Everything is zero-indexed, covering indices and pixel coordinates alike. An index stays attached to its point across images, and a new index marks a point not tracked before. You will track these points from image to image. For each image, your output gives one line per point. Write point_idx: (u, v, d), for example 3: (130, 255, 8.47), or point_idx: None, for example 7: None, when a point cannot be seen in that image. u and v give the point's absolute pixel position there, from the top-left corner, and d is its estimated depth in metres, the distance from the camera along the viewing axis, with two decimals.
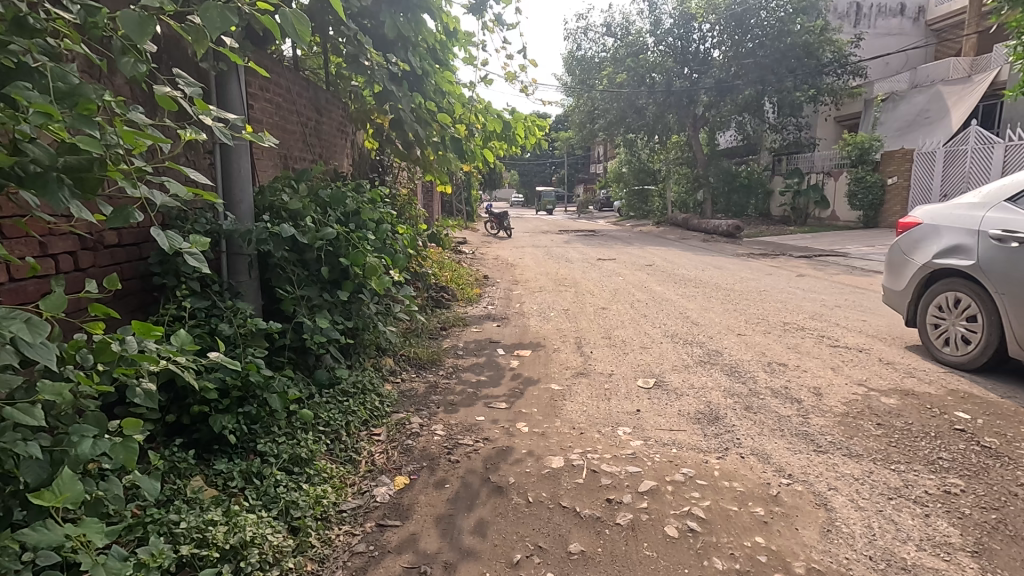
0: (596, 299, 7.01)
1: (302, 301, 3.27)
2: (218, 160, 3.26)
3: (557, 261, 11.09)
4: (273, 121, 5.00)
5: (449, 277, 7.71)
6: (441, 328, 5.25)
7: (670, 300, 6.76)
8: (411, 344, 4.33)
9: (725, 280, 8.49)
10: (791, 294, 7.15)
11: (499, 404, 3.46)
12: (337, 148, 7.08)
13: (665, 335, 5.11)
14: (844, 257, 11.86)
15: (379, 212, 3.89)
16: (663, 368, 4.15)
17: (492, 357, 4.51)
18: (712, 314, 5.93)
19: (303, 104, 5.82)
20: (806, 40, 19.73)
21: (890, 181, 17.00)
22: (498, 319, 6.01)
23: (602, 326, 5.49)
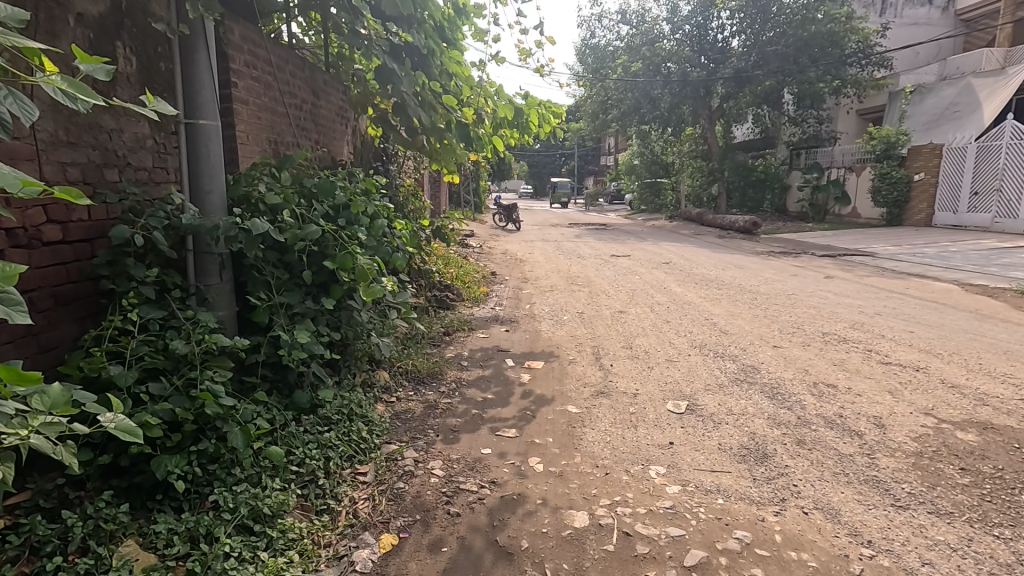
0: (612, 300, 6.51)
1: (280, 310, 2.80)
2: (184, 144, 2.78)
3: (568, 257, 10.57)
4: (262, 102, 4.52)
5: (454, 274, 7.22)
6: (444, 333, 4.78)
7: (693, 304, 6.25)
8: (409, 354, 3.86)
9: (749, 281, 7.95)
10: (823, 299, 6.61)
11: (509, 431, 2.98)
12: (337, 135, 6.59)
13: (692, 345, 4.60)
14: (871, 257, 11.27)
15: (374, 205, 3.41)
16: (695, 388, 3.65)
17: (500, 369, 4.03)
18: (741, 321, 5.41)
19: (298, 85, 5.33)
20: (830, 29, 18.93)
21: (916, 177, 16.30)
22: (505, 322, 5.54)
23: (620, 334, 5.00)
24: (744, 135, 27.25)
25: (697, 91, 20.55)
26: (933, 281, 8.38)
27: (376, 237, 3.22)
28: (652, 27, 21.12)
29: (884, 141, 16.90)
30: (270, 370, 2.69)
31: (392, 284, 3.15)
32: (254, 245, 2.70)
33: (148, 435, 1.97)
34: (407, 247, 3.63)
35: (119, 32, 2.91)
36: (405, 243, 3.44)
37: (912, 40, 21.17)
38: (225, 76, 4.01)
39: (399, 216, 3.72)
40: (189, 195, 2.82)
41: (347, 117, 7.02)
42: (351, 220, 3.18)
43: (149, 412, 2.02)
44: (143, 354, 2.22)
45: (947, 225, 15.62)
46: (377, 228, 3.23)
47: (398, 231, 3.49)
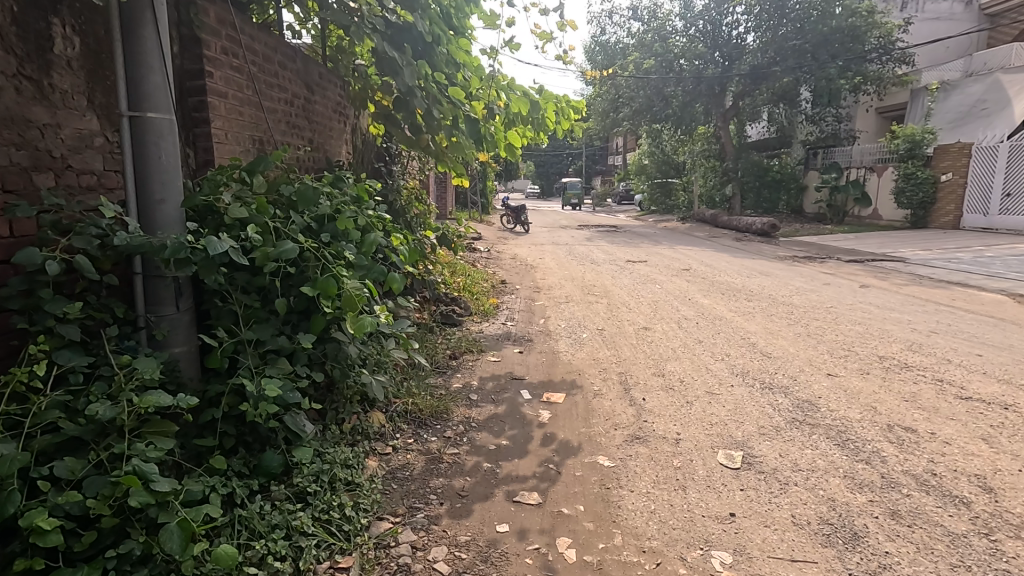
0: (635, 314, 5.94)
1: (247, 348, 2.26)
2: (127, 143, 2.23)
3: (582, 262, 9.99)
4: (246, 96, 3.99)
5: (462, 284, 6.67)
6: (449, 357, 4.23)
7: (724, 319, 5.67)
8: (409, 389, 3.31)
9: (780, 291, 7.35)
10: (866, 313, 6.01)
11: (531, 494, 2.44)
12: (336, 134, 6.05)
13: (734, 374, 4.03)
14: (903, 263, 10.62)
15: (369, 215, 2.85)
16: (748, 432, 3.09)
17: (516, 405, 3.48)
18: (783, 342, 4.82)
19: (289, 77, 4.78)
20: (851, 23, 18.18)
21: (943, 177, 15.59)
22: (519, 341, 4.98)
23: (649, 357, 4.43)
24: (758, 134, 26.57)
25: (711, 88, 19.88)
26: (978, 290, 7.74)
27: (369, 254, 2.66)
28: (665, 23, 20.47)
29: (909, 140, 16.20)
30: (233, 424, 2.15)
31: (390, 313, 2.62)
32: (214, 269, 2.15)
33: (41, 544, 1.44)
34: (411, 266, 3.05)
35: (56, 5, 2.37)
36: (408, 261, 2.88)
37: (935, 36, 20.35)
38: (198, 64, 3.47)
39: (403, 226, 3.13)
40: (136, 208, 2.27)
41: (347, 114, 6.48)
42: (339, 233, 2.64)
43: (49, 509, 1.50)
44: (54, 422, 1.68)
45: (976, 228, 14.92)
46: (371, 244, 2.68)
47: (400, 242, 2.92)
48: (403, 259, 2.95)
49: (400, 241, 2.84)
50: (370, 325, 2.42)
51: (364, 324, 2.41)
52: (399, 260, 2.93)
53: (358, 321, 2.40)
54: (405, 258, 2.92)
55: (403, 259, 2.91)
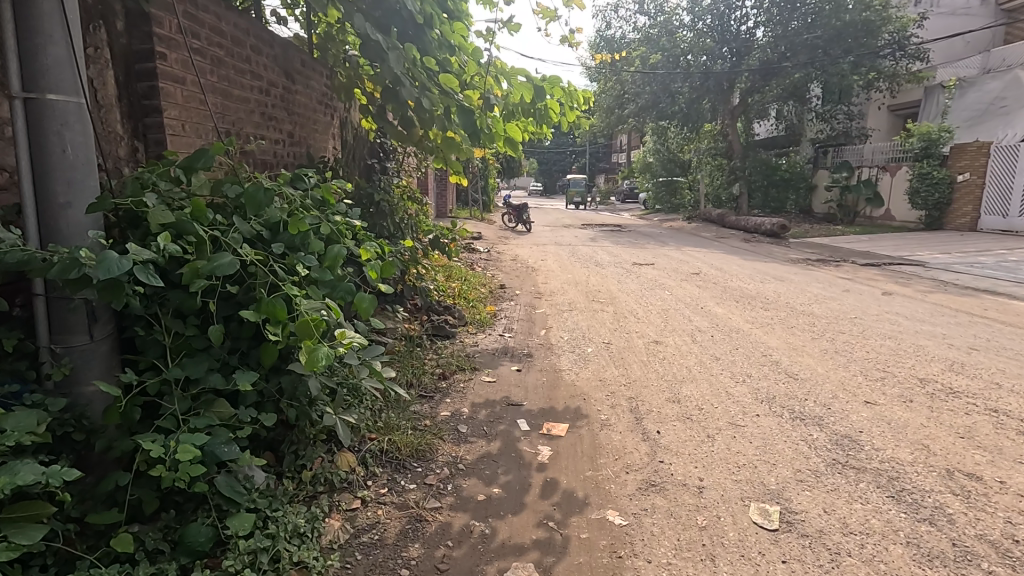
0: (643, 325, 5.48)
1: (173, 390, 1.82)
2: (21, 136, 1.78)
3: (584, 265, 9.53)
4: (210, 83, 3.54)
5: (457, 290, 6.23)
6: (438, 379, 3.77)
7: (741, 332, 5.21)
8: (386, 423, 2.86)
9: (798, 298, 6.88)
10: (894, 325, 5.54)
11: (525, 569, 2.00)
12: (321, 129, 5.59)
13: (759, 400, 3.57)
14: (922, 267, 10.12)
15: (336, 222, 2.38)
16: (783, 478, 2.63)
17: (511, 440, 3.03)
18: (809, 360, 4.35)
19: (265, 63, 4.31)
20: (866, 18, 17.57)
21: (960, 177, 15.08)
22: (517, 357, 4.54)
23: (661, 379, 3.96)
24: (766, 132, 26.02)
25: (719, 85, 19.33)
26: (1008, 298, 7.25)
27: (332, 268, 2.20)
28: (671, 18, 19.86)
29: (924, 138, 15.68)
30: (150, 489, 1.72)
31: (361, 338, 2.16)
32: (123, 292, 1.68)
33: None
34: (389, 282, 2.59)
35: None
36: (382, 275, 2.42)
37: (950, 31, 19.71)
38: (149, 44, 3.00)
39: (380, 236, 2.67)
40: (37, 217, 1.82)
41: (332, 108, 6.01)
42: (297, 242, 2.19)
43: None
44: None
45: (995, 230, 14.40)
46: (335, 257, 2.22)
47: (371, 252, 2.43)
48: (377, 275, 2.47)
49: (373, 251, 2.37)
50: (331, 355, 1.94)
51: (324, 353, 1.93)
52: (373, 274, 2.45)
53: (314, 350, 1.90)
54: (379, 273, 2.45)
55: (378, 273, 2.44)
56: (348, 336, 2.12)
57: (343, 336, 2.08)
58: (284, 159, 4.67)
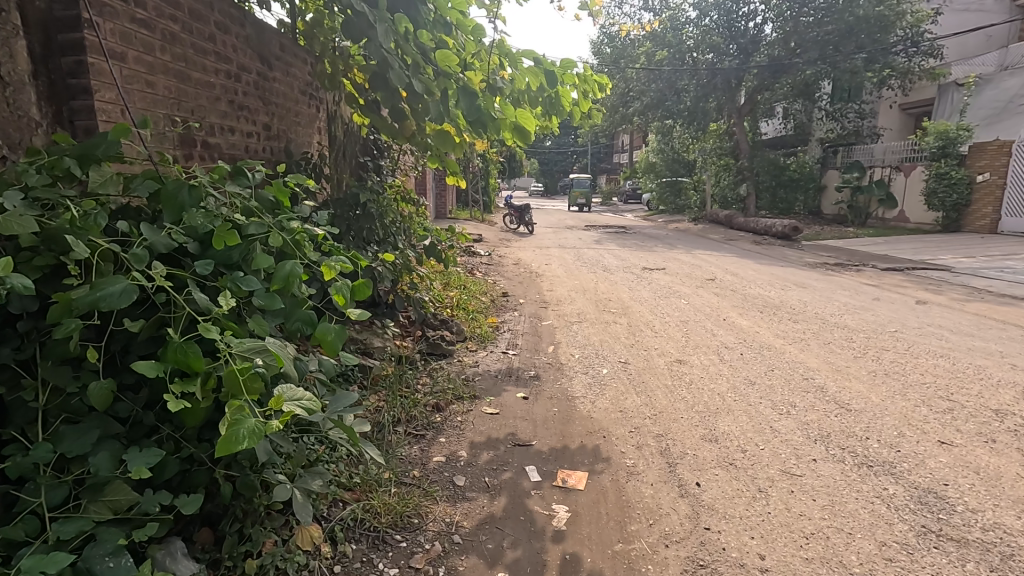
0: (662, 340, 4.93)
1: (41, 474, 1.29)
2: None
3: (592, 269, 8.99)
4: (161, 62, 2.97)
5: (455, 300, 5.69)
6: (431, 412, 3.24)
7: (773, 350, 4.65)
8: (366, 480, 2.33)
9: (827, 308, 6.31)
10: (941, 340, 4.98)
11: None
12: (304, 122, 5.03)
13: (813, 439, 3.00)
14: (949, 272, 9.53)
15: (291, 229, 1.80)
16: (866, 556, 2.07)
17: (520, 495, 2.47)
18: (857, 386, 3.79)
19: (235, 44, 3.75)
20: (880, 13, 16.88)
21: (980, 177, 14.51)
22: (522, 379, 4.00)
23: (692, 410, 3.40)
24: (773, 131, 25.46)
25: (727, 82, 18.70)
26: None
27: (278, 295, 1.64)
28: (677, 13, 19.29)
29: (941, 137, 15.11)
30: None
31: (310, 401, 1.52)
32: None
33: None
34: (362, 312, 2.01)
35: None
36: (350, 304, 1.84)
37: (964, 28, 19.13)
38: (74, 9, 2.43)
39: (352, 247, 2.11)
40: None
41: (318, 100, 5.45)
42: (233, 258, 1.62)
43: None
44: None
45: (1017, 232, 13.83)
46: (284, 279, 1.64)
47: (338, 273, 1.83)
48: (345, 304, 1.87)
49: (340, 269, 1.80)
50: (263, 429, 1.32)
51: (253, 427, 1.31)
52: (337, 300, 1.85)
53: (239, 425, 1.29)
54: (347, 301, 1.86)
55: (345, 299, 1.86)
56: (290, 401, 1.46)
57: (283, 402, 1.44)
58: (258, 153, 4.11)
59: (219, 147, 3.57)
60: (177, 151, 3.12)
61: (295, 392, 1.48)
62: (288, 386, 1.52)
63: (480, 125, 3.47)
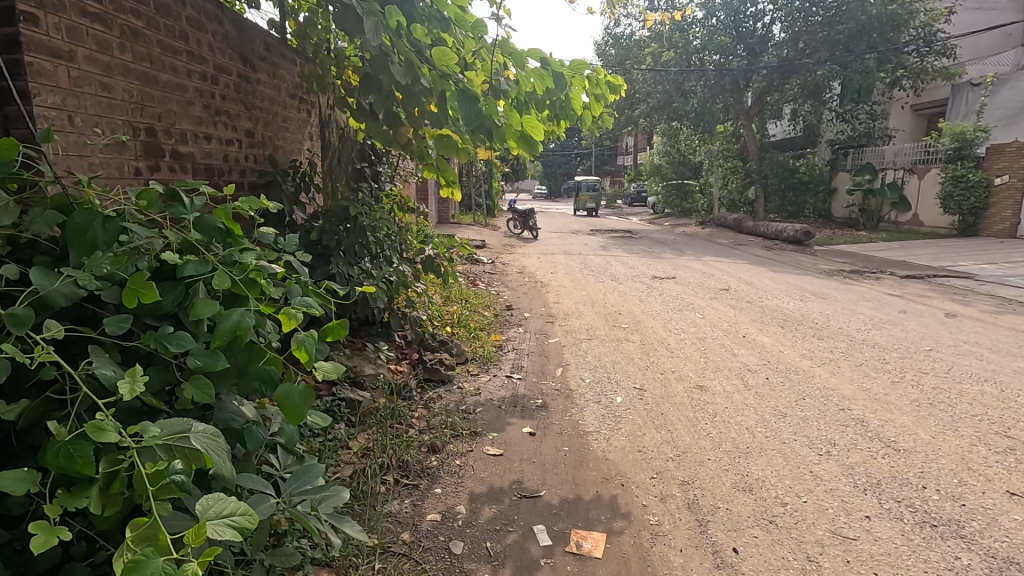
0: (679, 362, 4.56)
1: None
2: None
3: (600, 278, 8.63)
4: (120, 62, 2.64)
5: (456, 315, 5.35)
6: (426, 455, 2.89)
7: (801, 373, 4.27)
8: (347, 553, 2.01)
9: (852, 323, 5.92)
10: (983, 361, 4.59)
11: None
12: (293, 128, 4.69)
13: (862, 489, 2.63)
14: (974, 279, 9.12)
15: (243, 265, 1.45)
16: None
17: (528, 565, 2.12)
18: (901, 418, 3.41)
19: (211, 42, 3.41)
20: (892, 12, 16.48)
21: (998, 180, 14.08)
22: (528, 409, 3.65)
23: (721, 451, 3.03)
24: (781, 132, 25.03)
25: (735, 83, 18.29)
26: None
27: (221, 355, 1.31)
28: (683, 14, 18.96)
29: (957, 138, 14.71)
30: None
31: (243, 514, 1.06)
32: None
33: None
34: (333, 365, 1.59)
35: None
36: (315, 360, 1.47)
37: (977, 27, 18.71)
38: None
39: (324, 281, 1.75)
40: None
41: (309, 104, 5.11)
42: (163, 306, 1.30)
43: None
44: None
45: None
46: (229, 332, 1.31)
47: (300, 321, 1.49)
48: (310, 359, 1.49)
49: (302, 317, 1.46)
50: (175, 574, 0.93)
51: (162, 569, 0.93)
52: (300, 356, 1.47)
53: (137, 571, 0.91)
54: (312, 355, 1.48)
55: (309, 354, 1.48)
56: (216, 520, 1.03)
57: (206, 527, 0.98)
58: (239, 162, 3.76)
59: (192, 157, 3.22)
60: (140, 160, 2.78)
61: (217, 507, 1.03)
62: (213, 497, 1.05)
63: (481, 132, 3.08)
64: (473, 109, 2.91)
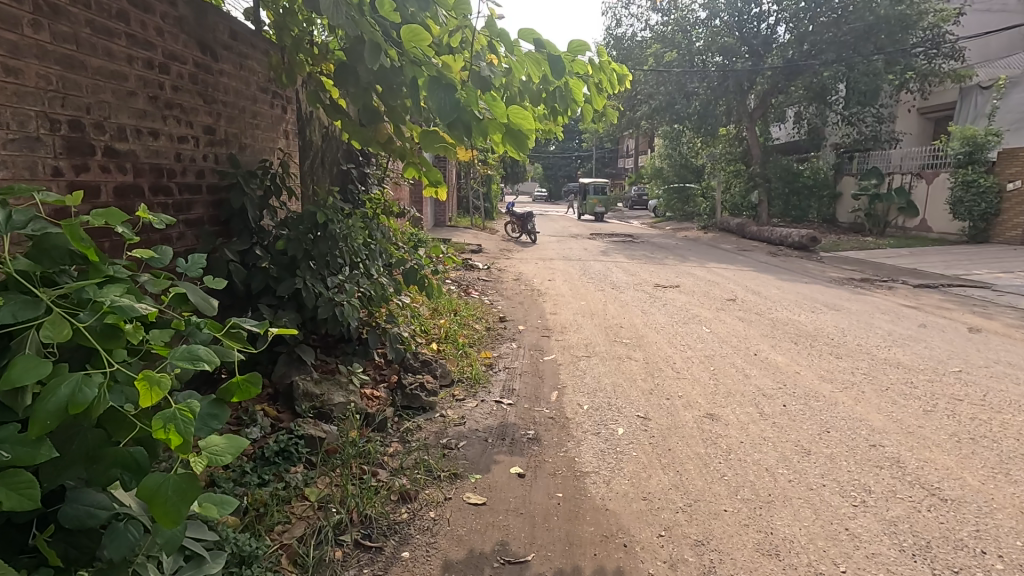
0: (686, 384, 4.15)
1: None
2: None
3: (599, 287, 8.23)
4: (33, 43, 2.23)
5: (443, 330, 4.94)
6: (396, 506, 2.48)
7: (822, 399, 3.86)
8: None
9: (871, 339, 5.51)
10: (1020, 385, 4.19)
11: None
12: (264, 125, 4.28)
13: (910, 554, 2.21)
14: (992, 289, 8.72)
15: (97, 310, 1.15)
16: None
17: None
18: (943, 457, 3.00)
19: (160, 26, 3.01)
20: (900, 13, 16.12)
21: (1010, 186, 13.71)
22: (517, 443, 3.23)
23: (739, 500, 2.60)
24: (784, 136, 24.66)
25: (739, 85, 17.90)
26: None
27: (45, 443, 1.00)
28: (686, 15, 18.59)
29: (968, 142, 14.31)
30: None
31: None
32: None
33: None
34: (225, 442, 1.26)
35: None
36: (188, 442, 1.05)
37: (986, 29, 18.38)
38: None
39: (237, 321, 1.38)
40: None
41: (286, 99, 4.70)
42: None
43: None
44: None
45: None
46: (57, 410, 1.00)
47: (166, 389, 1.07)
48: (189, 441, 1.08)
49: (167, 386, 1.06)
50: None
51: None
52: (169, 438, 1.06)
53: None
54: (186, 436, 1.06)
55: (183, 434, 1.07)
56: None
57: None
58: (195, 162, 3.34)
59: (133, 155, 2.80)
60: (59, 158, 2.36)
61: None
62: None
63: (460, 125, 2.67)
64: (447, 97, 2.54)
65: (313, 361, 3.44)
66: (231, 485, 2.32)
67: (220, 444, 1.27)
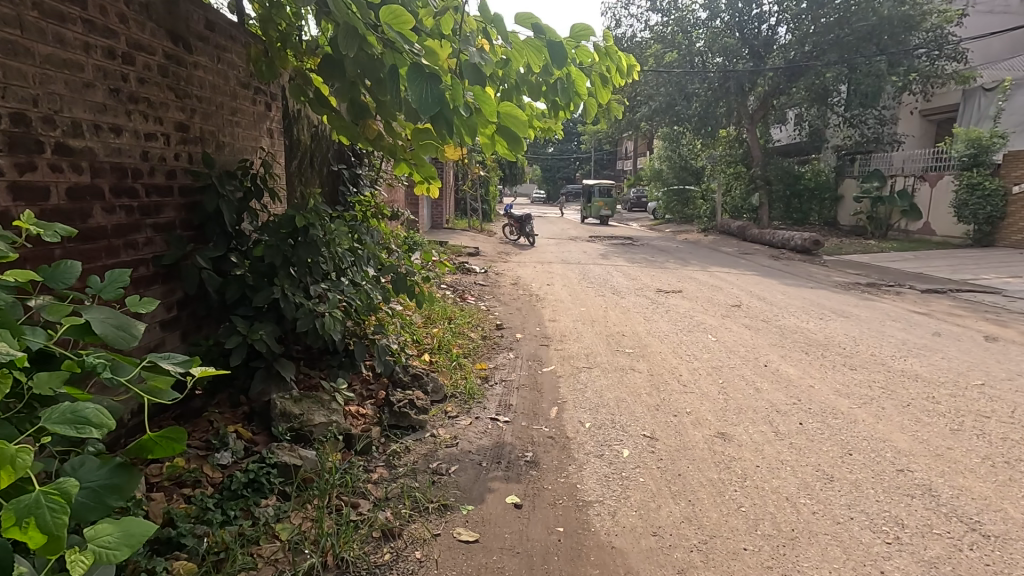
0: (694, 399, 3.89)
1: None
2: None
3: (600, 292, 7.98)
4: None
5: (437, 340, 4.68)
6: (379, 547, 2.22)
7: (841, 416, 3.62)
8: None
9: (886, 348, 5.27)
10: None
11: None
12: (246, 123, 4.02)
13: None
14: (1003, 295, 8.51)
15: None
16: None
17: None
18: (979, 485, 2.75)
19: (124, 13, 2.75)
20: (903, 13, 15.94)
21: (1016, 189, 13.51)
22: (514, 465, 2.99)
23: (759, 536, 2.35)
24: (785, 138, 24.49)
25: (740, 86, 17.67)
26: None
27: None
28: (686, 15, 18.37)
29: (973, 144, 14.11)
30: None
31: None
32: None
33: None
34: (115, 528, 1.16)
35: None
36: (58, 537, 1.02)
37: (989, 30, 18.23)
38: None
39: (154, 361, 1.38)
40: None
41: (270, 95, 4.44)
42: None
43: None
44: None
45: None
46: None
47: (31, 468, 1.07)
48: (59, 535, 1.05)
49: (26, 465, 1.05)
50: None
51: None
52: (31, 534, 1.02)
53: None
54: (53, 531, 1.03)
55: (47, 530, 1.03)
56: None
57: None
58: (165, 161, 3.09)
59: (91, 153, 2.54)
60: None
61: None
62: None
63: (442, 120, 2.42)
64: (429, 89, 2.28)
65: (293, 378, 3.18)
66: (190, 524, 2.07)
67: (110, 534, 1.14)
